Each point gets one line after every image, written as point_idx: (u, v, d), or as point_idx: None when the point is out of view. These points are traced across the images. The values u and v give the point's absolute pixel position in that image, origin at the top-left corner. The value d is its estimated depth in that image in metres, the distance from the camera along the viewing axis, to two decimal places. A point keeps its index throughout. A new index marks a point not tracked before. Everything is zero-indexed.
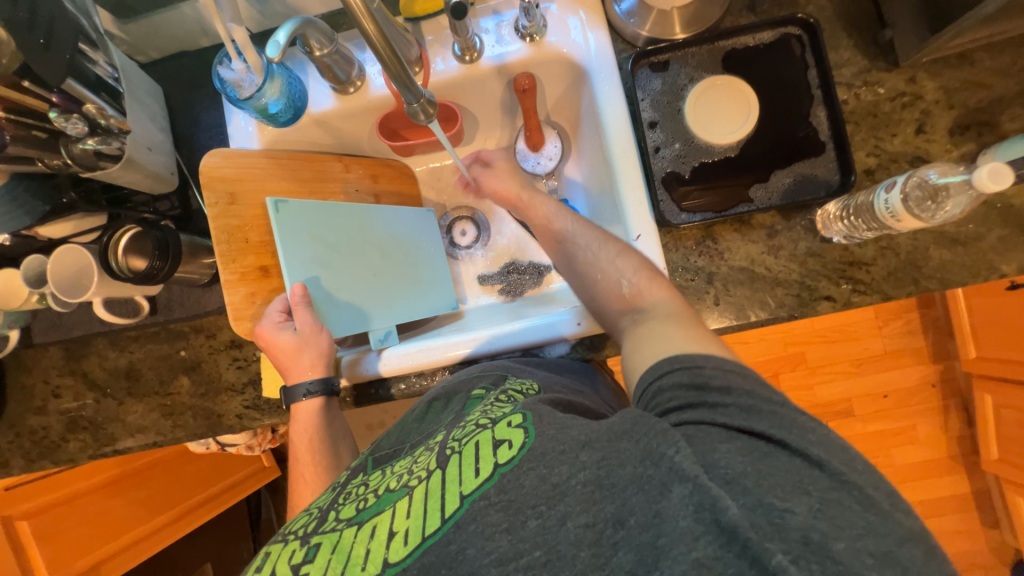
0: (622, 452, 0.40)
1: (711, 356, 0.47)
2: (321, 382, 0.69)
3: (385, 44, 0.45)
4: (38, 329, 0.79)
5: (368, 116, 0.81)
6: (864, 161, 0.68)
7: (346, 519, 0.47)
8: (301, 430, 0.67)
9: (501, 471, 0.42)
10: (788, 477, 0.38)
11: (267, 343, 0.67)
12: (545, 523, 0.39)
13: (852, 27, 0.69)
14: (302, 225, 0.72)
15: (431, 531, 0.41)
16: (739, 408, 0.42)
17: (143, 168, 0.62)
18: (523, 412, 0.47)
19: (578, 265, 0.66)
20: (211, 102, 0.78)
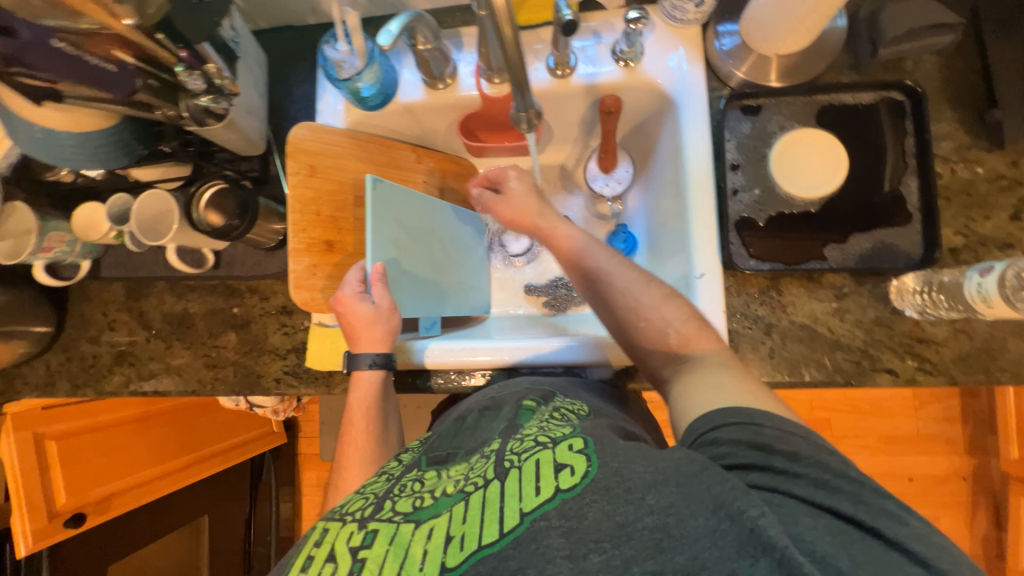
0: (693, 501, 0.40)
1: (770, 415, 0.47)
2: (382, 357, 0.67)
3: (517, 52, 0.47)
4: (108, 263, 0.83)
5: (451, 113, 0.82)
6: (950, 239, 0.66)
7: (404, 513, 0.48)
8: (360, 397, 0.65)
9: (563, 497, 0.42)
10: (867, 558, 0.37)
11: (344, 311, 0.65)
12: (609, 561, 0.38)
13: (957, 101, 0.67)
14: (391, 207, 0.72)
15: (488, 541, 0.41)
16: (808, 475, 0.42)
17: (239, 128, 0.65)
18: (583, 439, 0.48)
19: (615, 309, 0.63)
20: (306, 77, 0.81)
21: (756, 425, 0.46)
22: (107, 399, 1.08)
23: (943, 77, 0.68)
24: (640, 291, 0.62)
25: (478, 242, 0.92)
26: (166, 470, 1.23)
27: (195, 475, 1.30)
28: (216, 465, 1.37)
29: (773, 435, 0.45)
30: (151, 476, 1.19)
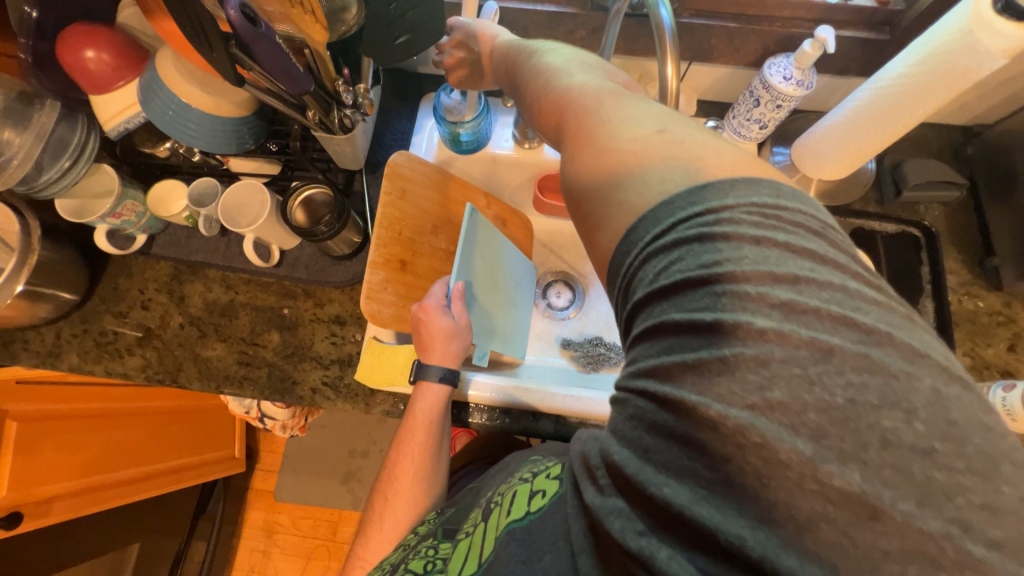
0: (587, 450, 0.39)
1: (666, 244, 0.34)
2: (449, 372, 0.68)
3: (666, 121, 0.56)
4: (162, 242, 0.82)
5: (531, 171, 0.91)
6: (961, 358, 0.75)
7: (413, 573, 0.51)
8: (425, 405, 0.65)
9: (531, 517, 0.43)
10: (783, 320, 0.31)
11: (425, 318, 0.67)
12: (558, 560, 0.38)
13: (961, 244, 0.81)
14: (476, 236, 0.79)
15: (467, 574, 0.45)
16: (712, 247, 0.33)
17: (355, 144, 0.70)
18: (561, 465, 0.48)
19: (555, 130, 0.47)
20: (406, 114, 0.89)
21: (625, 277, 0.37)
22: (84, 386, 1.00)
23: (948, 223, 0.82)
24: (635, 112, 0.42)
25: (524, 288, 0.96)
26: (117, 480, 1.09)
27: (148, 492, 1.15)
28: (166, 486, 1.21)
29: (668, 221, 0.35)
30: (100, 484, 1.04)
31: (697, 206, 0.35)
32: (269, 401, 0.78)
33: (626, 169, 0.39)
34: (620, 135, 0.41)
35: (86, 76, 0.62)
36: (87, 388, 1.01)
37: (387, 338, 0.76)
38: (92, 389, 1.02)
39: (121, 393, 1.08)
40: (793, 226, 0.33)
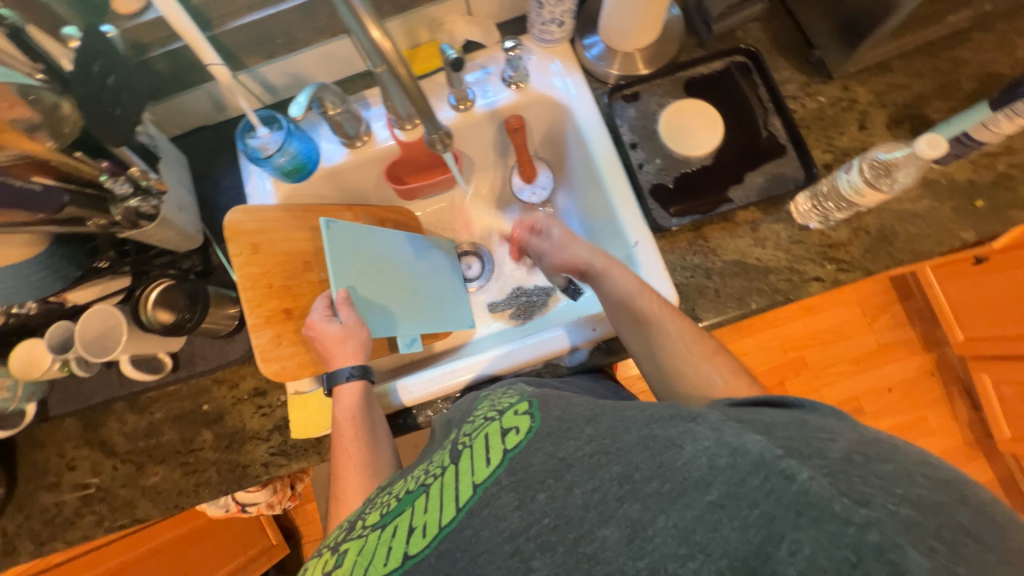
0: (631, 422, 0.44)
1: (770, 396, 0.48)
2: (359, 369, 0.71)
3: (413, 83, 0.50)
4: (56, 400, 0.79)
5: (377, 166, 0.88)
6: (822, 158, 0.77)
7: (372, 525, 0.52)
8: (344, 406, 0.69)
9: (510, 455, 0.47)
10: (818, 427, 0.42)
11: (315, 333, 0.71)
12: (553, 494, 0.43)
13: (787, 51, 0.82)
14: (347, 245, 0.76)
15: (447, 520, 0.46)
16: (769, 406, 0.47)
17: (174, 224, 0.68)
18: (528, 402, 0.53)
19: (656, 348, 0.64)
20: (230, 167, 0.85)
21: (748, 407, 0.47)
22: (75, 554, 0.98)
23: (769, 36, 0.82)
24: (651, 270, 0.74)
25: (449, 268, 0.95)
26: None
27: None
28: None
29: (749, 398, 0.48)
30: None
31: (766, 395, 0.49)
32: (233, 493, 0.78)
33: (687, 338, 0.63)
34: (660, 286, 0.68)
35: None
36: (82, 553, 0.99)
37: (309, 387, 0.76)
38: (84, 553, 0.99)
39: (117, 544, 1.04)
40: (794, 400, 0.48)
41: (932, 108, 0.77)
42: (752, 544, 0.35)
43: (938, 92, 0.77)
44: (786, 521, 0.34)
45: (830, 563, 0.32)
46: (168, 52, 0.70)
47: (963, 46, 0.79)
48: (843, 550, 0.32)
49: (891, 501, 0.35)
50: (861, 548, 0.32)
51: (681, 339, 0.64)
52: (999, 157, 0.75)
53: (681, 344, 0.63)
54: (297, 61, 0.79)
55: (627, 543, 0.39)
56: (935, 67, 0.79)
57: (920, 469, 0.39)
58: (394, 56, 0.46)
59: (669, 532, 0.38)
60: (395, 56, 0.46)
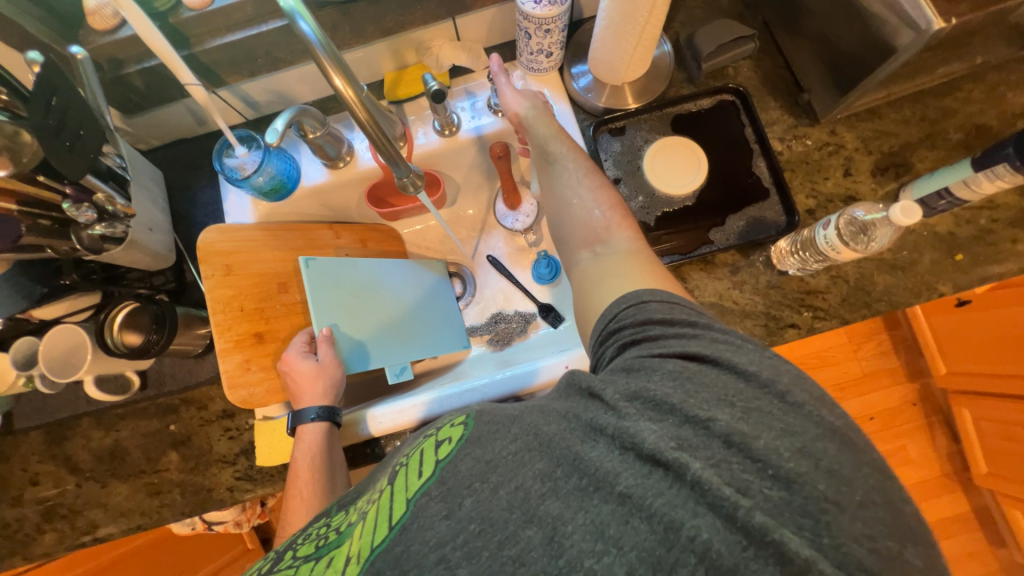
0: (550, 413, 0.46)
1: (686, 331, 0.48)
2: (326, 411, 0.70)
3: (374, 125, 0.51)
4: (21, 413, 0.77)
5: (358, 186, 0.87)
6: (804, 203, 0.77)
7: (304, 556, 0.53)
8: (305, 449, 0.69)
9: (441, 465, 0.47)
10: (715, 394, 0.43)
11: (290, 369, 0.71)
12: (480, 498, 0.43)
13: (777, 92, 0.81)
14: (330, 278, 0.76)
15: (378, 539, 0.45)
16: (674, 356, 0.47)
17: (142, 247, 0.67)
18: (465, 414, 0.53)
19: (557, 188, 0.67)
20: (208, 182, 0.83)
21: (649, 334, 0.49)
22: None
23: (759, 75, 0.82)
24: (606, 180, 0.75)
25: (436, 294, 0.93)
26: None
27: None
28: None
29: (659, 327, 0.49)
30: None
31: (694, 326, 0.48)
32: (198, 515, 0.78)
33: (615, 223, 0.62)
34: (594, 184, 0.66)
35: None
36: None
37: (276, 413, 0.77)
38: None
39: None
40: (751, 346, 0.46)
41: (918, 157, 0.77)
42: (656, 534, 0.38)
43: (924, 142, 0.77)
44: (686, 510, 0.38)
45: (722, 544, 0.36)
46: (144, 69, 0.69)
47: (952, 95, 0.78)
48: (735, 534, 0.37)
49: (764, 485, 0.39)
50: (750, 533, 0.36)
51: (578, 179, 0.66)
52: (982, 212, 0.74)
53: (575, 178, 0.66)
54: (280, 78, 0.77)
55: (547, 542, 0.40)
56: (922, 115, 0.78)
57: (857, 510, 0.38)
58: (353, 98, 0.49)
59: (585, 528, 0.40)
60: (355, 98, 0.49)
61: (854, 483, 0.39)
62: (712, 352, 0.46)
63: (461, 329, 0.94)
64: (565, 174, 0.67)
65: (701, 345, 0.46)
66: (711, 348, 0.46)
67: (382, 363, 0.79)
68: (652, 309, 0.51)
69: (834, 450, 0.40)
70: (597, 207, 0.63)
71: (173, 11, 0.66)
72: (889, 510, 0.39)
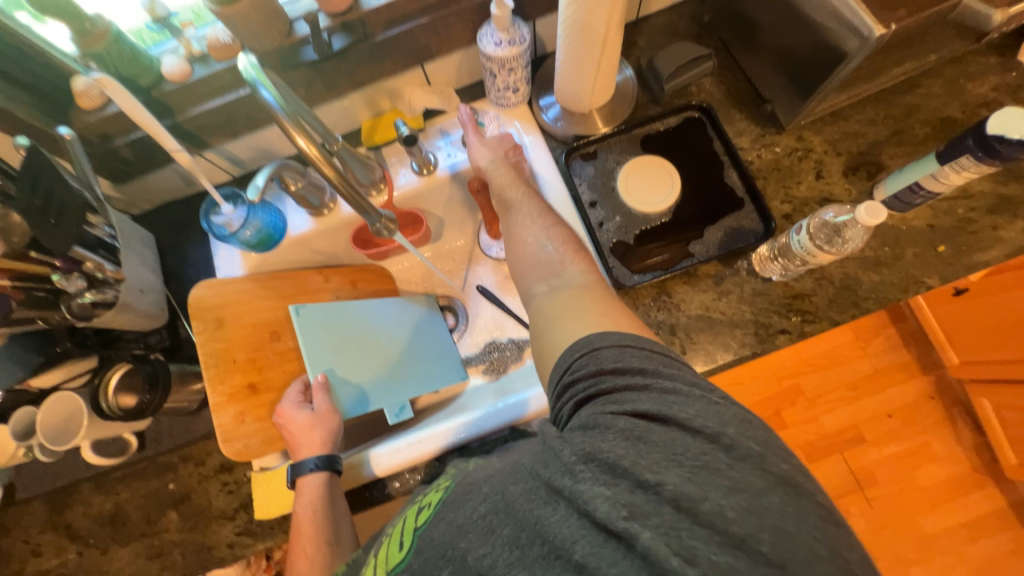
0: (518, 472, 0.46)
1: (640, 388, 0.47)
2: (323, 461, 0.70)
3: (341, 180, 0.55)
4: (24, 483, 0.77)
5: (344, 231, 0.89)
6: (780, 208, 0.78)
7: None
8: (305, 501, 0.68)
9: (420, 532, 0.48)
10: (665, 453, 0.42)
11: (286, 421, 0.71)
12: (455, 569, 0.44)
13: (741, 105, 0.83)
14: (321, 327, 0.77)
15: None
16: (628, 415, 0.46)
17: (134, 309, 0.69)
18: (450, 478, 0.53)
19: (513, 231, 0.72)
20: (199, 240, 0.86)
21: (603, 389, 0.49)
22: None
23: (721, 91, 0.84)
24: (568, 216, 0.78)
25: (431, 332, 0.93)
26: None
27: None
28: None
29: (610, 380, 0.49)
30: None
31: (647, 382, 0.48)
32: (200, 574, 0.77)
33: (567, 258, 0.66)
34: (550, 225, 0.69)
35: None
36: None
37: (274, 462, 0.77)
38: None
39: None
40: (706, 399, 0.46)
41: (886, 154, 0.78)
42: None
43: (891, 139, 0.78)
44: None
45: None
46: (132, 140, 0.72)
47: (912, 91, 0.80)
48: None
49: (712, 551, 0.37)
50: None
51: (539, 231, 0.69)
52: (958, 202, 0.74)
53: (529, 219, 0.70)
54: (262, 135, 0.81)
55: None
56: (885, 114, 0.79)
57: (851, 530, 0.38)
58: (316, 154, 0.52)
59: None
60: (318, 153, 0.52)
61: (801, 539, 0.38)
62: (664, 409, 0.45)
63: (457, 360, 0.94)
64: (532, 223, 0.70)
65: (654, 401, 0.46)
66: (661, 404, 0.45)
67: (382, 405, 0.80)
68: (602, 354, 0.51)
69: (778, 505, 0.39)
70: (549, 243, 0.67)
71: (156, 85, 0.70)
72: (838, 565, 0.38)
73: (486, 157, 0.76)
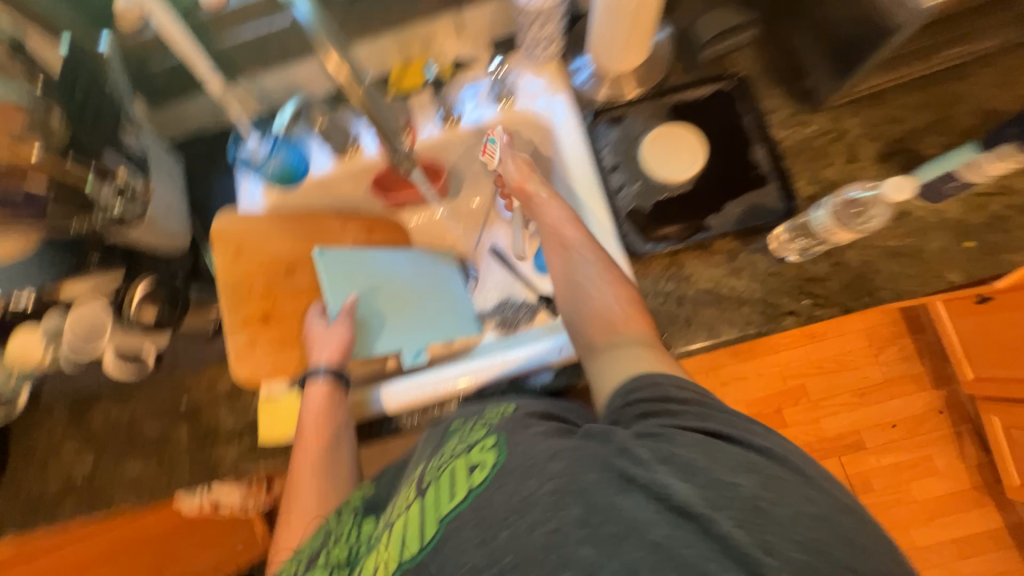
0: (585, 461, 0.46)
1: (706, 407, 0.49)
2: (332, 374, 0.73)
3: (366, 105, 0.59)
4: (49, 386, 0.82)
5: (364, 177, 0.90)
6: (806, 189, 0.76)
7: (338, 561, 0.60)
8: (310, 412, 0.71)
9: (476, 492, 0.48)
10: (736, 461, 0.44)
11: (308, 332, 0.77)
12: (515, 532, 0.44)
13: (778, 81, 0.81)
14: (344, 264, 0.82)
15: (410, 552, 0.50)
16: (696, 431, 0.47)
17: (160, 228, 0.72)
18: (495, 435, 0.52)
19: (573, 275, 0.65)
20: (225, 172, 0.88)
21: (667, 404, 0.50)
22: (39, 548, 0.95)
23: (759, 65, 0.82)
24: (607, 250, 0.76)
25: (448, 288, 0.94)
26: None
27: None
28: None
29: (676, 400, 0.50)
30: None
31: (713, 405, 0.50)
32: (205, 487, 0.81)
33: (618, 329, 0.60)
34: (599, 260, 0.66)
35: None
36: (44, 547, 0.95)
37: (280, 390, 0.80)
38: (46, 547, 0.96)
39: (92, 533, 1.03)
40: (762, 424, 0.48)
41: (924, 143, 0.75)
42: None
43: (932, 128, 0.75)
44: (714, 560, 0.38)
45: None
46: (169, 71, 0.78)
47: (962, 80, 0.76)
48: None
49: (787, 545, 0.39)
50: None
51: (594, 265, 0.65)
52: (994, 198, 0.72)
53: (592, 271, 0.64)
54: (293, 71, 0.82)
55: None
56: (929, 101, 0.76)
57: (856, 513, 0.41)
58: (347, 81, 0.56)
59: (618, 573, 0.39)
60: (348, 80, 0.56)
61: (837, 524, 0.41)
62: (732, 428, 0.47)
63: (472, 314, 0.93)
64: (587, 261, 0.65)
65: (720, 424, 0.47)
66: (723, 424, 0.47)
67: (400, 344, 0.83)
68: (671, 392, 0.50)
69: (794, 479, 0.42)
70: (615, 302, 0.62)
71: (192, 11, 0.72)
72: (844, 536, 0.40)
73: (542, 189, 0.74)
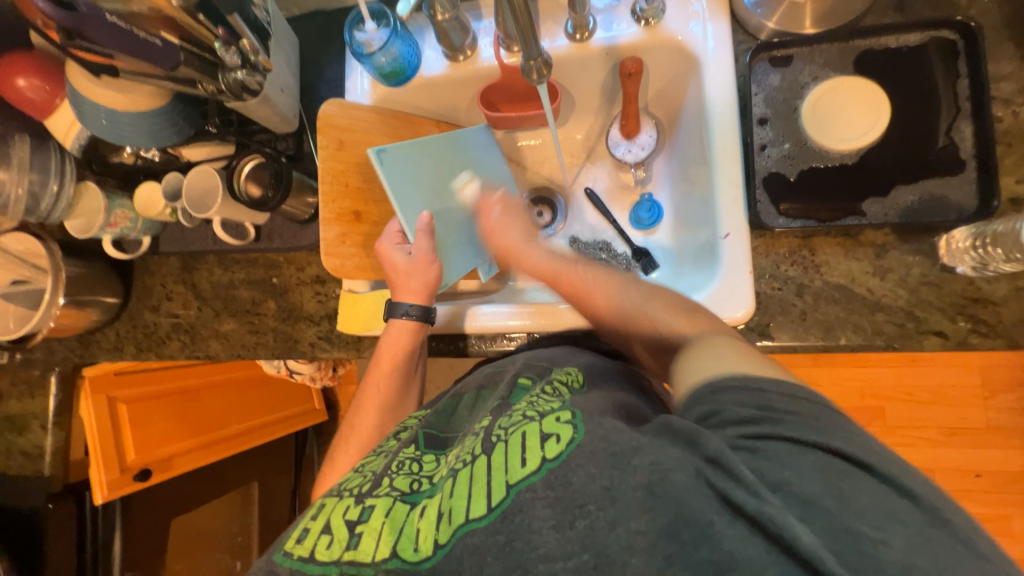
0: (676, 467, 0.41)
1: (828, 431, 0.41)
2: (422, 311, 0.73)
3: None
4: (165, 239, 0.89)
5: (474, 85, 0.83)
6: (1011, 189, 0.60)
7: (400, 491, 0.53)
8: (395, 339, 0.73)
9: (549, 465, 0.45)
10: (881, 510, 0.37)
11: (383, 259, 0.74)
12: (595, 525, 0.41)
13: (1019, 39, 0.62)
14: (404, 171, 0.76)
15: (476, 515, 0.45)
16: (821, 450, 0.40)
17: (274, 105, 0.72)
18: (572, 411, 0.51)
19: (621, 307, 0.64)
20: (336, 58, 0.85)
21: (765, 416, 0.43)
22: (144, 370, 1.10)
23: (999, 14, 0.63)
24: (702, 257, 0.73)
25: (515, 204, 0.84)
26: (189, 447, 1.19)
27: (245, 444, 1.33)
28: (245, 443, 1.33)
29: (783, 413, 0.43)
30: (173, 451, 1.16)
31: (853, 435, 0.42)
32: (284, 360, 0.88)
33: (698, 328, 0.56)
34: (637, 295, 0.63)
35: (30, 104, 0.75)
36: (149, 372, 1.11)
37: (361, 288, 0.82)
38: (151, 372, 1.11)
39: (186, 370, 1.18)
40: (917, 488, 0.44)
41: None
42: None
43: None
44: None
45: None
46: None
47: None
48: None
49: None
50: None
51: (638, 293, 0.63)
52: None
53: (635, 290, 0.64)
54: None
55: None
56: None
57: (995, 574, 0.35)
58: None
59: None
60: None
61: None
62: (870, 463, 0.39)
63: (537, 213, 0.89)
64: (631, 287, 0.64)
65: (834, 439, 0.41)
66: (843, 441, 0.41)
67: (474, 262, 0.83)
68: (773, 400, 0.44)
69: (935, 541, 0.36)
70: (664, 319, 0.59)
71: None
72: None
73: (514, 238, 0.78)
